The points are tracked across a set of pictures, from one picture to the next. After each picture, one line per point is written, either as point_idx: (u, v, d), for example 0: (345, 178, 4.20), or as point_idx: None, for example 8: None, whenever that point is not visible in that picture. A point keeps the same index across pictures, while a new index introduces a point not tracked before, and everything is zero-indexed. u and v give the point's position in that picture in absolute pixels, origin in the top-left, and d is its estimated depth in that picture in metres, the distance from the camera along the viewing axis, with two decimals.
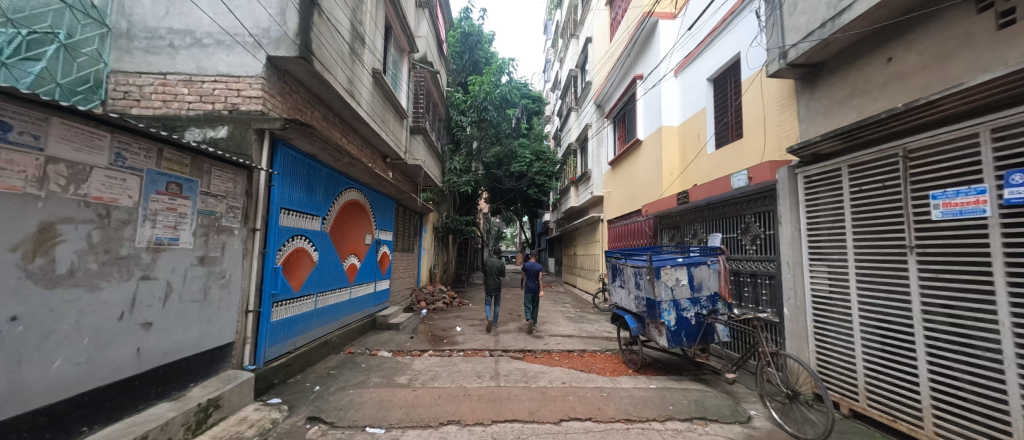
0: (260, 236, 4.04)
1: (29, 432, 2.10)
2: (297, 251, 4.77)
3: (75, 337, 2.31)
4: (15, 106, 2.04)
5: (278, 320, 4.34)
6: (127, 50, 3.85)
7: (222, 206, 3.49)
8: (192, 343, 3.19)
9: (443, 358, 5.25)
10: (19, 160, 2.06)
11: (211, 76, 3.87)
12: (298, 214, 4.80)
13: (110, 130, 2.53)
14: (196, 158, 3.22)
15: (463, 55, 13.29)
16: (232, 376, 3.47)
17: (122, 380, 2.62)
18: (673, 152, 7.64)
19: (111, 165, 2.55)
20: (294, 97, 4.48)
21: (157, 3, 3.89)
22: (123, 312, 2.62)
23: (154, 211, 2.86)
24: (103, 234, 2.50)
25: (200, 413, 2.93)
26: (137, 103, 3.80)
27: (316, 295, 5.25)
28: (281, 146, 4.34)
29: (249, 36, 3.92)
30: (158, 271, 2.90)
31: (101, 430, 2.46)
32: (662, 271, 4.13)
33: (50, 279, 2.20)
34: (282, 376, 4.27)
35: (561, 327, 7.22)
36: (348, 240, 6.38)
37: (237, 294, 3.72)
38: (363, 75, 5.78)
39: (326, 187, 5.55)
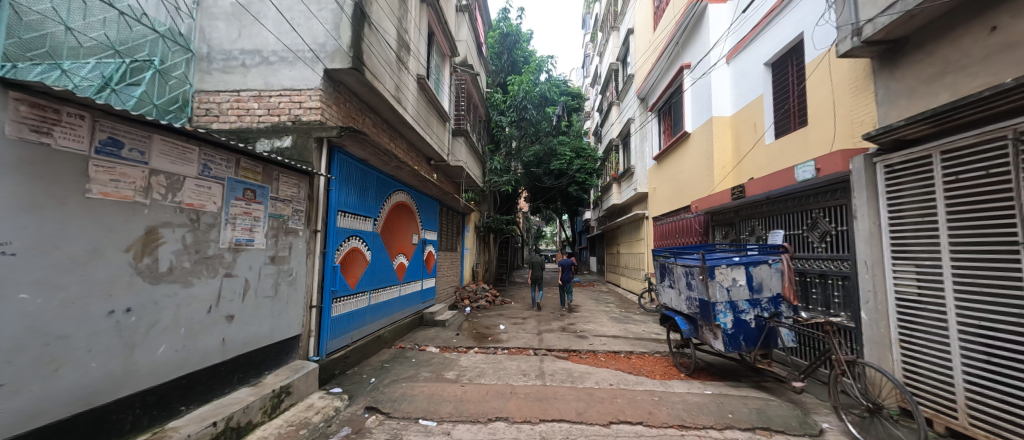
0: (321, 237, 4.35)
1: (140, 408, 2.42)
2: (352, 251, 5.09)
3: (172, 327, 2.62)
4: (127, 126, 2.34)
5: (338, 315, 4.67)
6: (208, 71, 4.30)
7: (288, 209, 3.81)
8: (266, 335, 3.51)
9: (488, 356, 5.35)
10: (130, 173, 2.37)
11: (277, 90, 4.22)
12: (353, 216, 5.11)
13: (199, 144, 2.84)
14: (266, 167, 3.52)
15: (502, 56, 13.44)
16: (300, 366, 3.78)
17: (211, 366, 2.93)
18: (725, 144, 7.18)
19: (200, 175, 2.86)
20: (347, 106, 4.77)
21: (231, 28, 4.32)
22: (211, 306, 2.94)
23: (233, 215, 3.18)
24: (195, 236, 2.81)
25: (274, 399, 3.22)
26: (216, 118, 4.23)
27: (370, 292, 5.57)
28: (337, 152, 4.64)
29: (309, 52, 4.24)
30: (238, 269, 3.22)
31: (196, 410, 2.78)
32: (716, 270, 3.91)
33: (155, 276, 2.52)
34: (342, 367, 4.58)
35: (606, 327, 7.07)
36: (397, 240, 6.70)
37: (302, 290, 4.04)
38: (409, 81, 6.02)
39: (377, 190, 5.86)
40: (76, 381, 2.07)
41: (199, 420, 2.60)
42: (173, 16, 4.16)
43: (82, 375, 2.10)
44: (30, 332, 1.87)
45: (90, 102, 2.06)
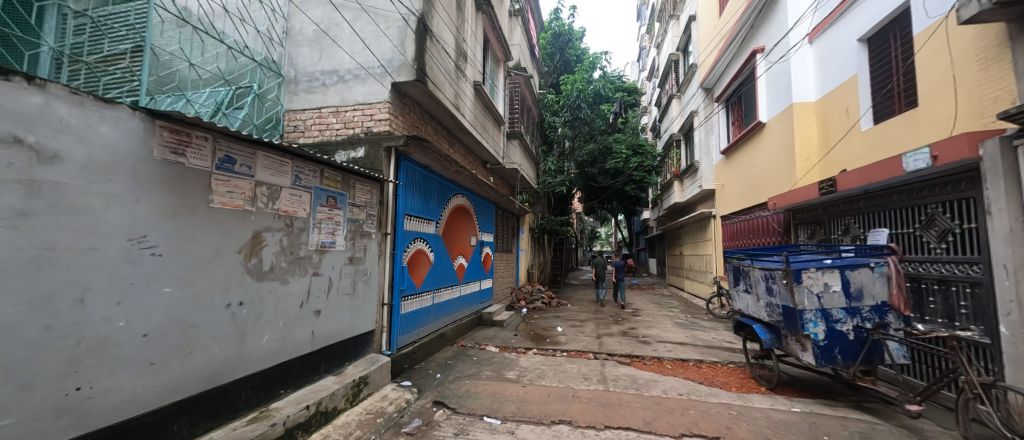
0: (390, 239, 4.66)
1: (250, 389, 2.77)
2: (417, 252, 5.39)
3: (273, 320, 2.98)
4: (238, 145, 2.70)
5: (406, 312, 4.98)
6: (295, 93, 4.83)
7: (363, 213, 4.14)
8: (346, 329, 3.84)
9: (547, 358, 5.33)
10: (241, 185, 2.73)
11: (352, 105, 4.61)
12: (418, 219, 5.41)
13: (291, 158, 3.19)
14: (345, 175, 3.87)
15: (554, 56, 13.38)
16: (375, 359, 4.08)
17: (303, 355, 3.28)
18: (809, 133, 6.45)
19: (293, 185, 3.21)
20: (411, 116, 5.05)
21: (313, 52, 4.81)
22: (302, 301, 3.30)
23: (319, 220, 3.53)
24: (289, 239, 3.18)
25: (354, 388, 3.51)
26: (302, 134, 4.74)
27: (434, 292, 5.86)
28: (404, 160, 4.95)
29: (378, 67, 4.58)
30: (323, 268, 3.57)
31: (292, 394, 3.12)
32: (802, 274, 3.51)
33: (260, 274, 2.88)
34: (411, 362, 4.86)
35: (671, 333, 6.68)
36: (457, 242, 6.97)
37: (375, 288, 4.37)
38: (467, 88, 6.24)
39: (438, 194, 6.14)
40: (204, 363, 2.44)
41: (295, 403, 2.92)
42: (267, 46, 4.68)
43: (207, 359, 2.46)
44: (171, 321, 2.23)
45: (212, 126, 2.40)
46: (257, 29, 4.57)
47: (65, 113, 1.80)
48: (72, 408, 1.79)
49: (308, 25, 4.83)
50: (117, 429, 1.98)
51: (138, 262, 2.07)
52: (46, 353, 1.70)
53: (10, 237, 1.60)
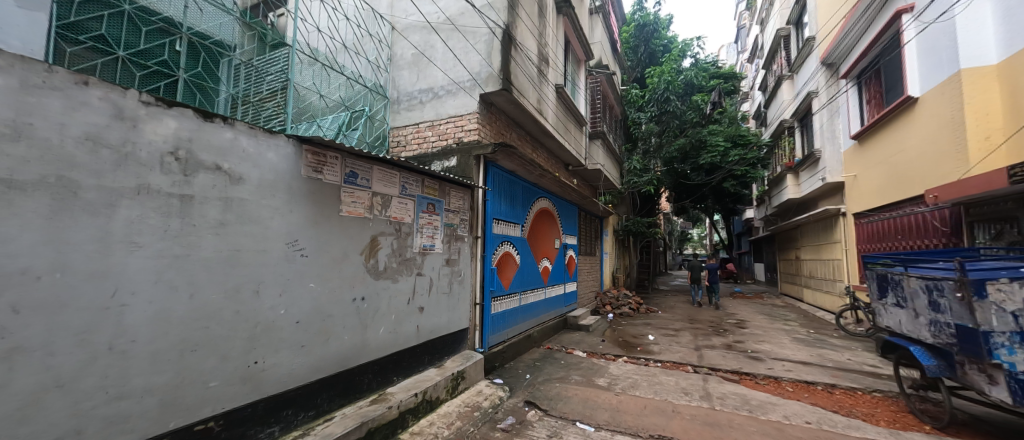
0: (480, 243, 4.91)
1: (371, 374, 3.17)
2: (505, 255, 5.58)
3: (387, 314, 3.36)
4: (359, 161, 3.11)
5: (496, 312, 5.19)
6: (398, 111, 5.41)
7: (457, 218, 4.44)
8: (445, 325, 4.15)
9: (639, 367, 5.05)
10: (362, 196, 3.15)
11: (445, 119, 5.00)
12: (505, 223, 5.61)
13: (399, 170, 3.57)
14: (442, 183, 4.20)
15: (639, 49, 12.79)
16: (469, 355, 4.33)
17: (410, 347, 3.64)
18: (988, 104, 5.05)
19: (401, 194, 3.60)
20: (498, 123, 5.27)
21: (412, 74, 5.34)
22: (409, 298, 3.66)
23: (422, 224, 3.88)
24: (398, 242, 3.56)
25: (454, 381, 3.76)
26: (404, 148, 5.29)
27: (521, 293, 6.01)
28: (492, 166, 5.19)
29: (467, 81, 4.90)
30: (425, 269, 3.91)
31: (402, 381, 3.48)
32: (988, 286, 2.73)
33: (377, 273, 3.28)
34: (501, 360, 5.05)
35: (788, 350, 5.80)
36: (542, 245, 7.04)
37: (468, 289, 4.64)
38: (549, 92, 6.30)
39: (523, 198, 6.29)
40: (338, 348, 2.86)
41: (405, 390, 3.24)
42: (376, 72, 5.30)
43: (339, 345, 2.87)
44: (313, 311, 2.67)
45: (341, 147, 2.81)
46: (369, 60, 5.21)
47: (246, 144, 2.27)
48: (250, 377, 2.25)
49: (408, 50, 5.39)
50: (280, 398, 2.42)
51: (291, 261, 2.52)
52: (235, 333, 2.17)
53: (214, 242, 2.08)
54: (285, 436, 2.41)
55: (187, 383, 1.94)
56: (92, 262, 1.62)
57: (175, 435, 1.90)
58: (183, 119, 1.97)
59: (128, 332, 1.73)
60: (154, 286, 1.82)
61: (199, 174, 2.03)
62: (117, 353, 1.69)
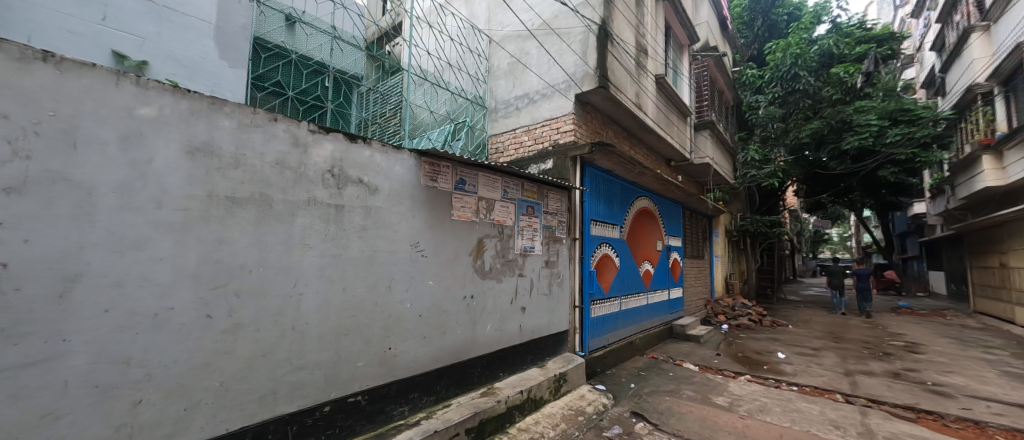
0: (578, 244, 4.84)
1: (480, 367, 3.37)
2: (604, 257, 5.40)
3: (493, 312, 3.55)
4: (467, 169, 3.34)
5: (596, 316, 5.07)
6: (496, 119, 5.67)
7: (555, 220, 4.46)
8: (545, 326, 4.20)
9: (768, 389, 4.37)
10: (470, 201, 3.36)
11: (541, 122, 5.07)
12: (603, 224, 5.43)
13: (501, 175, 3.72)
14: (540, 186, 4.25)
15: (755, 22, 11.26)
16: (571, 358, 4.30)
17: (514, 345, 3.77)
18: None
19: (503, 198, 3.74)
20: (594, 122, 5.15)
21: (508, 82, 5.56)
22: (513, 298, 3.79)
23: (522, 227, 3.97)
24: (502, 244, 3.71)
25: (556, 382, 3.78)
26: (502, 154, 5.50)
27: (621, 297, 5.75)
28: (589, 167, 5.08)
29: (562, 83, 4.91)
30: (527, 270, 4.00)
31: (508, 377, 3.63)
32: None
33: (483, 273, 3.48)
34: (603, 366, 4.90)
35: (996, 388, 4.36)
36: (643, 247, 6.65)
37: (568, 291, 4.62)
38: (649, 84, 5.92)
39: (622, 198, 6.01)
40: (453, 341, 3.12)
41: (512, 386, 3.37)
42: (476, 85, 5.64)
43: (453, 338, 3.13)
44: (432, 306, 2.96)
45: (452, 157, 3.06)
46: (470, 74, 5.59)
47: (379, 160, 2.64)
48: (386, 361, 2.59)
49: (505, 59, 5.62)
50: (409, 381, 2.74)
51: (415, 261, 2.84)
52: (374, 321, 2.53)
53: (359, 243, 2.46)
54: (413, 416, 2.72)
55: (343, 361, 2.34)
56: (281, 260, 2.06)
57: (334, 403, 2.29)
58: (336, 142, 2.38)
59: (304, 316, 2.15)
60: (319, 280, 2.23)
61: (348, 187, 2.43)
62: (297, 332, 2.11)
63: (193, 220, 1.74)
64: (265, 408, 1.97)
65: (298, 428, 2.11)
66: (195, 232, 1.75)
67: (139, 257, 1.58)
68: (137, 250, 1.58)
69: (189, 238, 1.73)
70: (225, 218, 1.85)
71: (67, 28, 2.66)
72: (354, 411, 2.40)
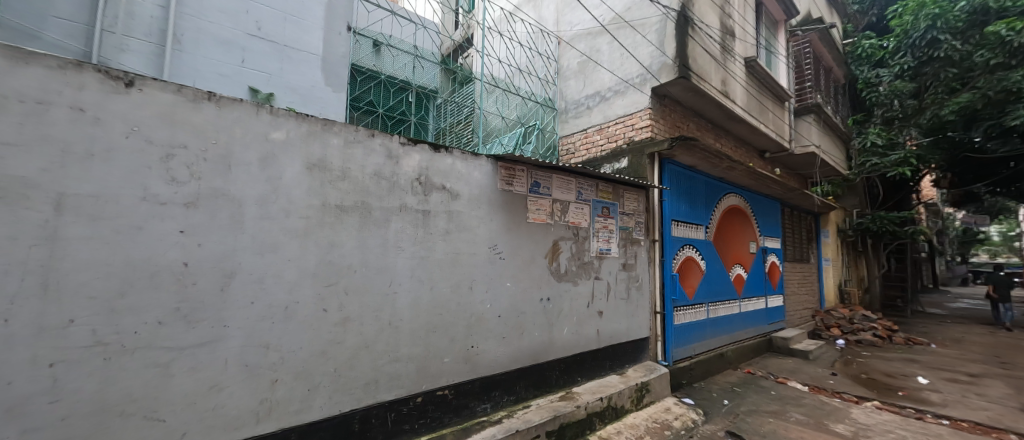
0: (658, 247, 4.55)
1: (558, 371, 3.35)
2: (688, 260, 5.00)
3: (570, 315, 3.50)
4: (541, 172, 3.34)
5: (680, 323, 4.71)
6: (566, 120, 5.60)
7: (632, 221, 4.25)
8: (624, 332, 4.03)
9: (907, 420, 3.63)
10: (544, 203, 3.35)
11: (615, 120, 4.89)
12: (686, 224, 5.03)
13: (575, 176, 3.64)
14: (615, 186, 4.07)
15: None
16: (653, 367, 4.06)
17: (592, 351, 3.68)
18: None
19: (577, 199, 3.66)
20: (673, 116, 4.83)
21: (579, 81, 5.47)
22: (589, 302, 3.70)
23: (598, 229, 3.85)
24: (577, 246, 3.64)
25: (638, 392, 3.60)
26: (573, 155, 5.40)
27: (708, 304, 5.27)
28: (668, 164, 4.76)
29: (636, 78, 4.69)
30: (603, 274, 3.87)
31: (587, 383, 3.55)
32: None
33: (559, 276, 3.45)
34: (689, 378, 4.53)
35: None
36: (733, 249, 6.02)
37: (647, 296, 4.37)
38: (738, 69, 5.35)
39: (707, 196, 5.51)
40: (531, 342, 3.15)
41: (591, 392, 3.29)
42: (546, 87, 5.66)
43: (531, 340, 3.16)
44: (510, 307, 3.02)
45: (527, 160, 3.09)
46: (539, 77, 5.64)
47: (460, 167, 2.78)
48: (469, 358, 2.72)
49: (575, 59, 5.55)
50: (491, 380, 2.84)
51: (493, 263, 2.94)
52: (458, 320, 2.67)
53: (443, 246, 2.62)
54: (495, 413, 2.80)
55: (432, 356, 2.51)
56: (379, 261, 2.28)
57: (425, 395, 2.46)
58: (423, 152, 2.57)
59: (398, 313, 2.35)
60: (410, 280, 2.42)
61: (433, 194, 2.60)
62: (393, 327, 2.32)
63: (312, 226, 2.01)
64: (369, 394, 2.19)
65: (395, 415, 2.31)
66: (313, 237, 2.02)
67: (274, 258, 1.87)
68: (272, 252, 1.87)
69: (310, 242, 2.00)
70: (335, 224, 2.11)
71: (217, 72, 3.24)
72: (442, 404, 2.55)
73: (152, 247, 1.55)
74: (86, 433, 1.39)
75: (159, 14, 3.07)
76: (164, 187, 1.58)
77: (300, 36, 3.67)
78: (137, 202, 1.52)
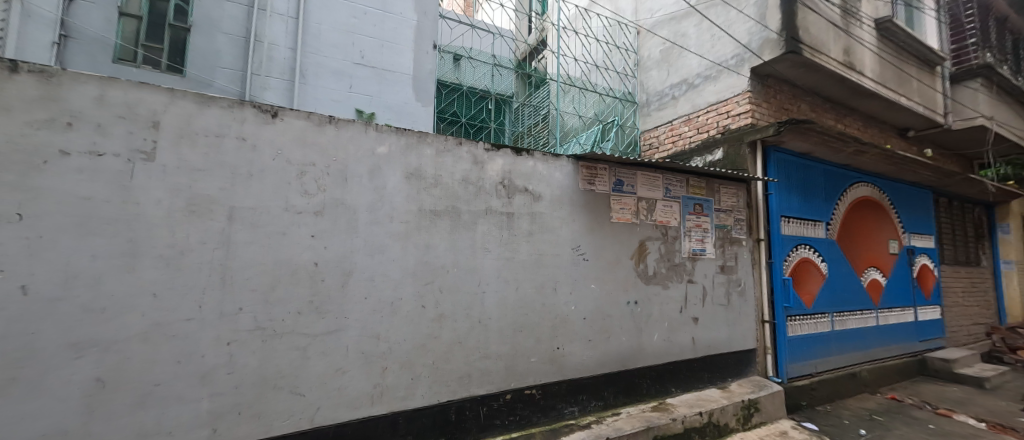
0: (764, 247, 4.02)
1: (649, 379, 3.15)
2: (803, 262, 4.32)
3: (660, 320, 3.27)
4: (625, 169, 3.18)
5: (796, 336, 4.08)
6: (648, 113, 5.28)
7: (730, 219, 3.81)
8: (725, 342, 3.63)
9: None
10: (629, 202, 3.19)
11: (705, 108, 4.46)
12: (799, 221, 4.35)
13: (662, 172, 3.40)
14: (709, 181, 3.70)
15: None
16: (763, 384, 3.59)
17: (687, 360, 3.38)
18: None
19: (665, 196, 3.40)
20: (779, 97, 4.25)
21: (662, 71, 5.13)
22: (682, 307, 3.42)
23: (690, 228, 3.54)
24: (666, 247, 3.39)
25: (745, 410, 3.21)
26: (657, 149, 5.07)
27: (832, 314, 4.49)
28: (774, 152, 4.18)
29: (731, 59, 4.23)
30: (697, 276, 3.55)
31: (682, 394, 3.28)
32: None
33: (647, 278, 3.25)
34: (810, 400, 3.90)
35: None
36: (864, 249, 5.03)
37: (752, 302, 3.88)
38: (865, 34, 4.48)
39: (827, 187, 4.70)
40: (618, 347, 3.02)
41: (688, 405, 3.03)
42: (624, 81, 5.44)
43: (619, 345, 3.03)
44: (596, 309, 2.94)
45: (610, 158, 2.97)
46: (617, 71, 5.44)
47: (542, 168, 2.80)
48: (555, 360, 2.71)
49: (657, 47, 5.22)
50: (577, 383, 2.79)
51: (577, 265, 2.89)
52: (544, 320, 2.69)
53: (527, 247, 2.66)
54: (583, 418, 2.74)
55: (520, 355, 2.56)
56: (469, 262, 2.41)
57: (514, 392, 2.52)
58: (505, 156, 2.64)
59: (487, 311, 2.45)
60: (497, 280, 2.51)
61: (516, 196, 2.66)
62: (482, 325, 2.43)
63: (410, 230, 2.21)
64: (463, 387, 2.33)
65: (486, 409, 2.41)
66: (413, 240, 2.22)
67: (381, 259, 2.10)
68: (380, 254, 2.10)
69: (409, 244, 2.20)
70: (430, 228, 2.28)
71: (331, 99, 3.78)
72: (530, 403, 2.58)
73: (291, 249, 1.85)
74: (251, 400, 1.72)
75: (289, 55, 3.66)
76: (299, 199, 1.89)
77: (394, 58, 4.08)
78: (281, 212, 1.83)
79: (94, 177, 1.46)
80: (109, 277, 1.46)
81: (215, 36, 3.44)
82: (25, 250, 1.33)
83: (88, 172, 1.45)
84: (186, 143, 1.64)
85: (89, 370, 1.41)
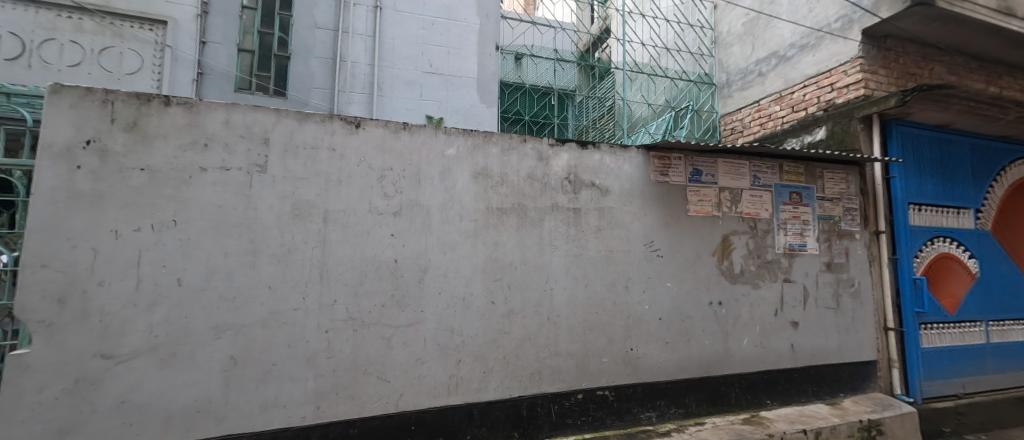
0: (886, 241, 3.39)
1: (737, 389, 2.85)
2: (943, 258, 3.55)
3: (750, 323, 2.94)
4: (703, 157, 2.90)
5: (933, 348, 3.37)
6: (729, 95, 4.80)
7: (839, 208, 3.28)
8: (834, 352, 3.13)
9: None
10: (709, 193, 2.91)
11: (802, 82, 3.89)
12: (935, 209, 3.58)
13: (749, 158, 3.03)
14: (809, 165, 3.22)
15: None
16: (888, 403, 3.03)
17: (785, 369, 2.99)
18: None
19: (753, 185, 3.03)
20: (902, 60, 3.55)
21: (745, 46, 4.62)
22: (777, 309, 3.02)
23: (785, 220, 3.11)
24: (756, 242, 3.02)
25: (863, 431, 2.74)
26: (741, 133, 4.57)
27: (986, 323, 3.62)
28: (895, 127, 3.50)
29: (835, 22, 3.61)
30: (796, 275, 3.11)
31: (780, 408, 2.90)
32: None
33: (733, 277, 2.93)
34: (955, 427, 3.19)
35: None
36: None
37: (870, 305, 3.30)
38: None
39: (977, 165, 3.79)
40: (700, 351, 2.77)
41: (788, 421, 2.67)
42: (699, 62, 5.03)
43: (701, 348, 2.78)
44: (674, 310, 2.74)
45: (685, 146, 2.73)
46: (691, 52, 5.04)
47: (610, 161, 2.68)
48: (630, 361, 2.59)
49: (739, 20, 4.71)
50: (655, 387, 2.63)
51: (651, 261, 2.72)
52: (616, 320, 2.58)
53: (596, 244, 2.58)
54: (662, 425, 2.57)
55: (591, 355, 2.50)
56: (537, 259, 2.41)
57: (586, 392, 2.46)
58: (571, 151, 2.59)
59: (557, 308, 2.43)
60: (566, 277, 2.47)
61: (583, 191, 2.59)
62: (552, 322, 2.41)
63: (479, 227, 2.28)
64: (535, 384, 2.34)
65: (558, 408, 2.39)
66: (482, 237, 2.28)
67: (453, 256, 2.19)
68: (452, 251, 2.20)
69: (478, 242, 2.27)
70: (498, 226, 2.33)
71: (405, 107, 4.06)
72: (604, 404, 2.50)
73: (375, 247, 2.02)
74: (347, 383, 1.92)
75: (368, 70, 4.01)
76: (381, 201, 2.05)
77: (460, 64, 4.25)
78: (365, 213, 2.01)
79: (225, 188, 1.74)
80: (238, 272, 1.74)
81: (309, 60, 3.90)
82: (180, 249, 1.65)
83: (220, 184, 1.74)
84: (290, 156, 1.88)
85: (225, 349, 1.69)
